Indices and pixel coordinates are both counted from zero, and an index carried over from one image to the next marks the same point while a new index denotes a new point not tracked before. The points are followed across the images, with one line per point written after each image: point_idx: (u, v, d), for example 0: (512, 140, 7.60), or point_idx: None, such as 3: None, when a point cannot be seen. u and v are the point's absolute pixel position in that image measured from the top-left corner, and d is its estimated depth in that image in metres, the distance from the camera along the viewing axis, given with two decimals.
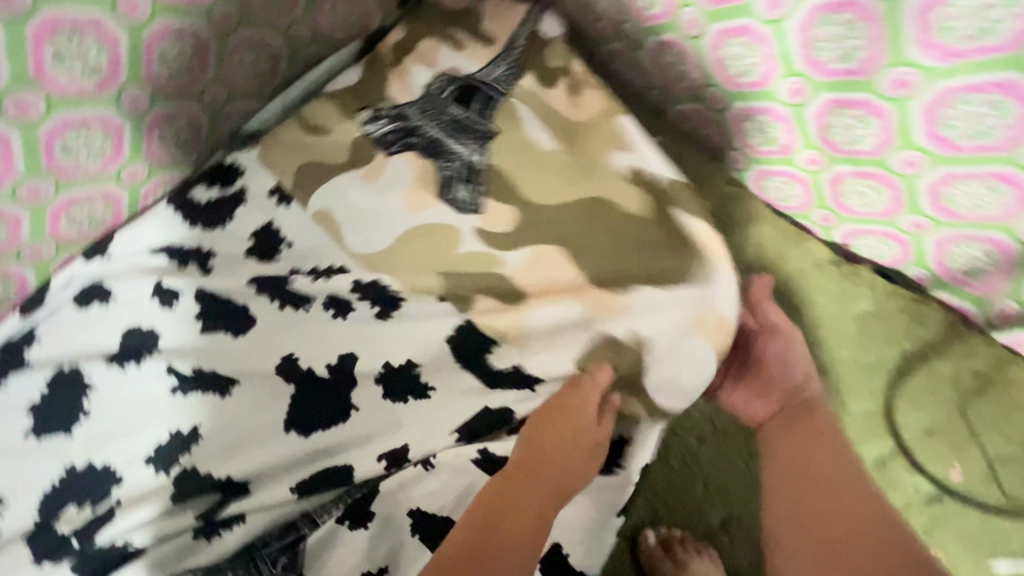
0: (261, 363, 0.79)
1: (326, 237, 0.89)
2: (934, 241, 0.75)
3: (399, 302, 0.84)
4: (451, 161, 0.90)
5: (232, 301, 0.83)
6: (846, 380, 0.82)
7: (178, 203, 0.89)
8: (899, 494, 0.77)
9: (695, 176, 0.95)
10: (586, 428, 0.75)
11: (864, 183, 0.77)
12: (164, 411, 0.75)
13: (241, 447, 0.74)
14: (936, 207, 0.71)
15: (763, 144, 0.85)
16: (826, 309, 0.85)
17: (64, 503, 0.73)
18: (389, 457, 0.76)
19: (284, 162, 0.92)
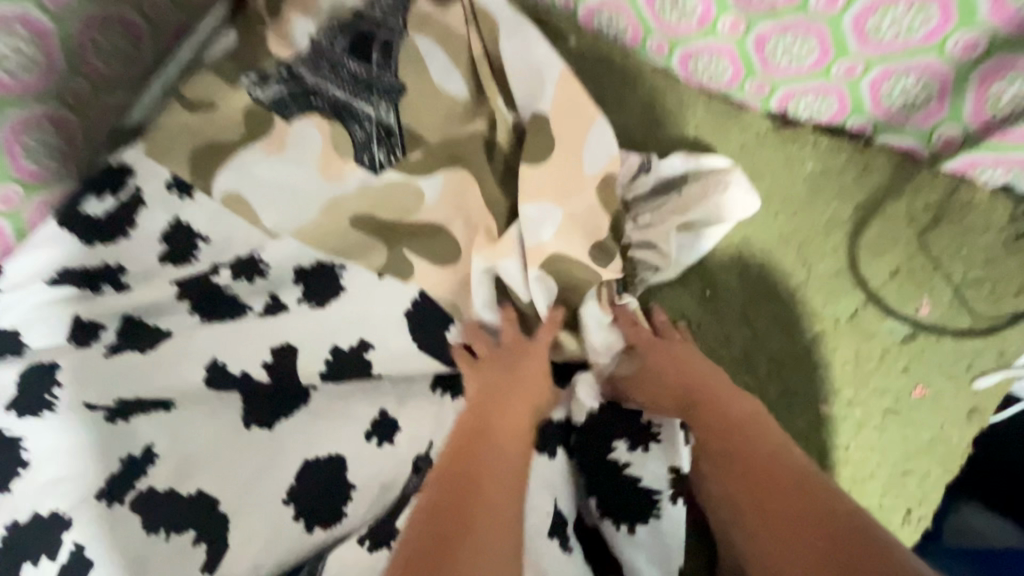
0: (190, 371, 0.73)
1: (239, 220, 0.81)
2: (869, 82, 0.75)
3: (338, 279, 0.77)
4: (362, 123, 0.82)
5: (149, 319, 0.76)
6: (806, 246, 0.79)
7: (66, 219, 0.79)
8: (875, 342, 0.75)
9: (617, 74, 0.90)
10: (531, 367, 0.71)
11: (790, 37, 0.75)
12: (108, 440, 0.71)
13: (200, 459, 0.71)
14: (864, 44, 0.70)
15: (680, 20, 0.80)
16: (776, 183, 0.82)
17: (18, 563, 0.67)
18: (378, 432, 0.72)
19: (175, 149, 0.83)
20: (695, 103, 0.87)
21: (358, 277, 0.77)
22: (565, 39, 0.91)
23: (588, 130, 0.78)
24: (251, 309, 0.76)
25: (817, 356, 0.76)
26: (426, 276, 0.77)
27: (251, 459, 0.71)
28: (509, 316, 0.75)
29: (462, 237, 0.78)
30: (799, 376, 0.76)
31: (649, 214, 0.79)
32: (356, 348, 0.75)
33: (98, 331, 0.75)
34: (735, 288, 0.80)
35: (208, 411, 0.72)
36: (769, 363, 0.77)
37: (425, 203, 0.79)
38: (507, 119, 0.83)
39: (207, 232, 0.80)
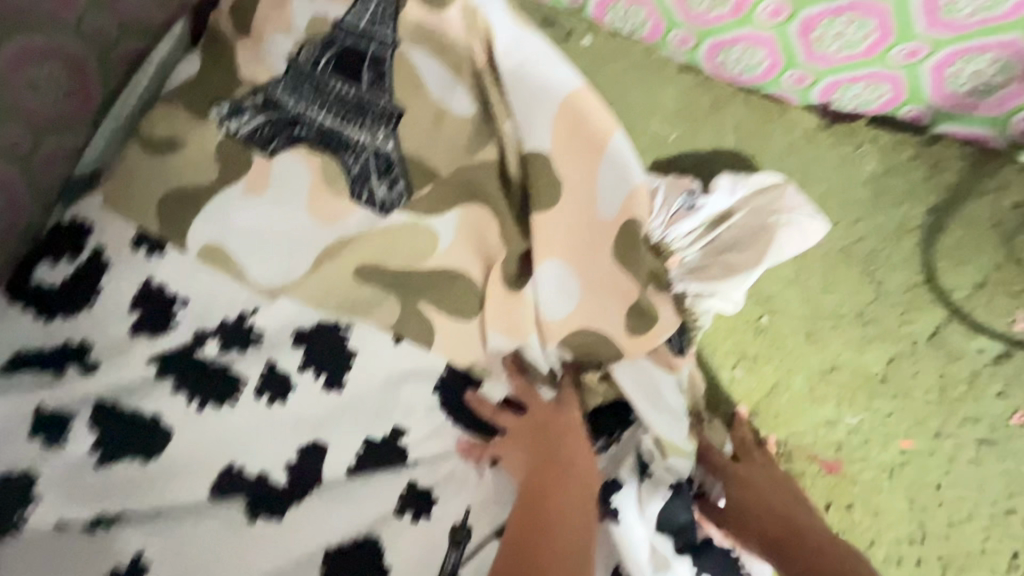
0: (190, 461, 0.63)
1: (223, 276, 0.69)
2: (936, 63, 0.65)
3: (346, 344, 0.67)
4: (357, 154, 0.71)
5: (121, 406, 0.64)
6: (876, 257, 0.70)
7: (21, 292, 0.68)
8: (963, 364, 0.67)
9: (643, 74, 0.79)
10: (568, 452, 0.62)
11: (843, 20, 0.64)
12: (87, 556, 0.58)
13: (206, 565, 0.59)
14: (933, 23, 0.61)
15: (711, 9, 0.69)
16: (830, 189, 0.73)
17: None
18: (410, 504, 0.64)
19: (139, 199, 0.71)
20: (732, 103, 0.77)
21: (371, 338, 0.67)
22: (577, 38, 0.80)
23: (597, 163, 0.68)
24: (246, 382, 0.65)
25: (896, 383, 0.68)
26: (449, 330, 0.67)
27: (259, 564, 0.60)
28: (525, 382, 0.67)
29: (484, 280, 0.68)
30: (881, 408, 0.68)
31: (698, 256, 0.68)
32: (390, 438, 0.66)
33: (67, 425, 0.63)
34: (796, 311, 0.71)
35: (204, 508, 0.62)
36: (839, 398, 0.69)
37: (438, 246, 0.69)
38: (513, 139, 0.70)
39: (185, 294, 0.69)
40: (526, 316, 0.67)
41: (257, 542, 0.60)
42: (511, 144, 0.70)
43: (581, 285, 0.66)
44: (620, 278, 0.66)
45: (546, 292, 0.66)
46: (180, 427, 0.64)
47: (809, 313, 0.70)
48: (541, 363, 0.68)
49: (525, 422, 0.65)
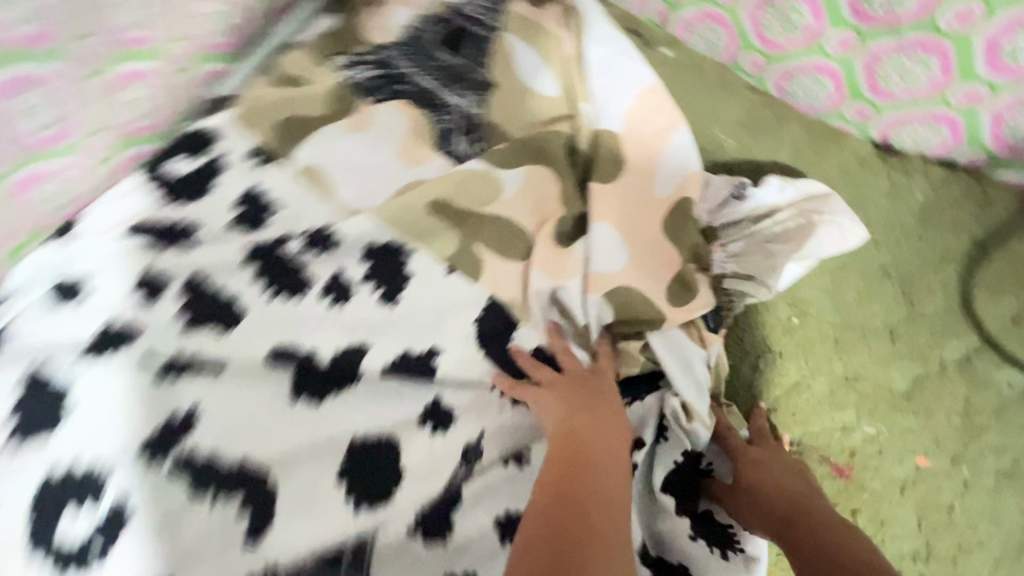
0: (252, 338, 0.70)
1: (317, 195, 0.80)
2: (991, 114, 0.71)
3: (406, 268, 0.75)
4: (448, 114, 0.82)
5: (209, 281, 0.72)
6: (914, 279, 0.73)
7: (151, 173, 0.78)
8: (991, 392, 0.69)
9: (714, 87, 0.86)
10: (603, 410, 0.66)
11: (907, 56, 0.71)
12: (148, 402, 0.64)
13: (252, 428, 0.66)
14: (995, 67, 0.67)
15: (786, 35, 0.77)
16: (880, 213, 0.77)
17: (58, 516, 0.60)
18: (431, 417, 0.70)
19: (262, 119, 0.83)
20: (795, 123, 0.83)
21: (432, 265, 0.75)
22: (660, 48, 0.87)
23: (660, 146, 0.75)
24: (315, 283, 0.74)
25: (921, 401, 0.70)
26: (499, 272, 0.74)
27: (298, 437, 0.66)
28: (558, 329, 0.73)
29: (537, 234, 0.76)
30: (903, 424, 0.69)
31: (742, 244, 0.73)
32: (425, 356, 0.72)
33: (160, 287, 0.71)
34: (828, 318, 0.73)
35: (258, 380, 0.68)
36: (862, 409, 0.70)
37: (502, 197, 0.77)
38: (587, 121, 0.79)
39: (284, 202, 0.79)
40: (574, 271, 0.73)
41: (300, 417, 0.67)
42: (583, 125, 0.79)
43: (629, 251, 0.73)
44: (666, 248, 0.72)
45: (597, 250, 0.72)
46: (254, 309, 0.72)
47: (843, 322, 0.73)
48: (579, 315, 0.73)
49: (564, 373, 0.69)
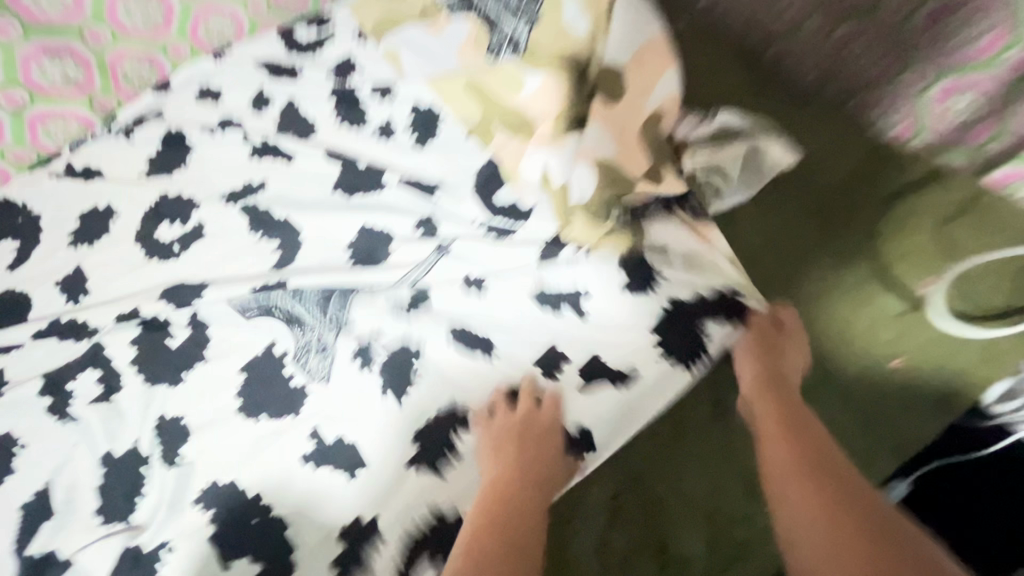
0: (314, 148, 0.97)
1: (391, 70, 1.04)
2: (935, 95, 0.87)
3: (436, 127, 0.99)
4: (501, 33, 1.01)
5: (301, 111, 1.01)
6: (830, 211, 0.86)
7: (285, 35, 1.09)
8: (869, 310, 0.80)
9: (710, 49, 1.03)
10: (548, 432, 0.73)
11: (866, 40, 0.89)
12: (243, 167, 0.96)
13: (301, 207, 0.92)
14: (931, 52, 0.84)
15: (776, 19, 0.97)
16: (832, 158, 0.91)
17: (161, 220, 0.93)
18: (423, 226, 0.91)
19: (368, 13, 1.09)
20: (772, 88, 0.99)
21: (455, 130, 0.99)
22: None
23: (665, 60, 0.91)
24: (368, 124, 1.00)
25: (813, 312, 0.81)
26: (503, 144, 0.96)
27: (328, 218, 0.90)
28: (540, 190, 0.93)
29: (537, 114, 0.95)
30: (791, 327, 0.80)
31: (706, 148, 0.88)
32: (429, 187, 0.95)
33: (265, 102, 1.02)
34: (746, 232, 0.87)
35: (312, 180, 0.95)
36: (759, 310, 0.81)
37: (521, 92, 0.96)
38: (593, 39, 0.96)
39: (364, 67, 1.05)
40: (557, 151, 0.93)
41: (332, 208, 0.92)
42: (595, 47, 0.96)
43: (614, 137, 0.90)
44: (642, 139, 0.89)
45: (583, 139, 0.91)
46: (323, 133, 1.00)
47: (754, 233, 0.87)
48: (557, 175, 0.91)
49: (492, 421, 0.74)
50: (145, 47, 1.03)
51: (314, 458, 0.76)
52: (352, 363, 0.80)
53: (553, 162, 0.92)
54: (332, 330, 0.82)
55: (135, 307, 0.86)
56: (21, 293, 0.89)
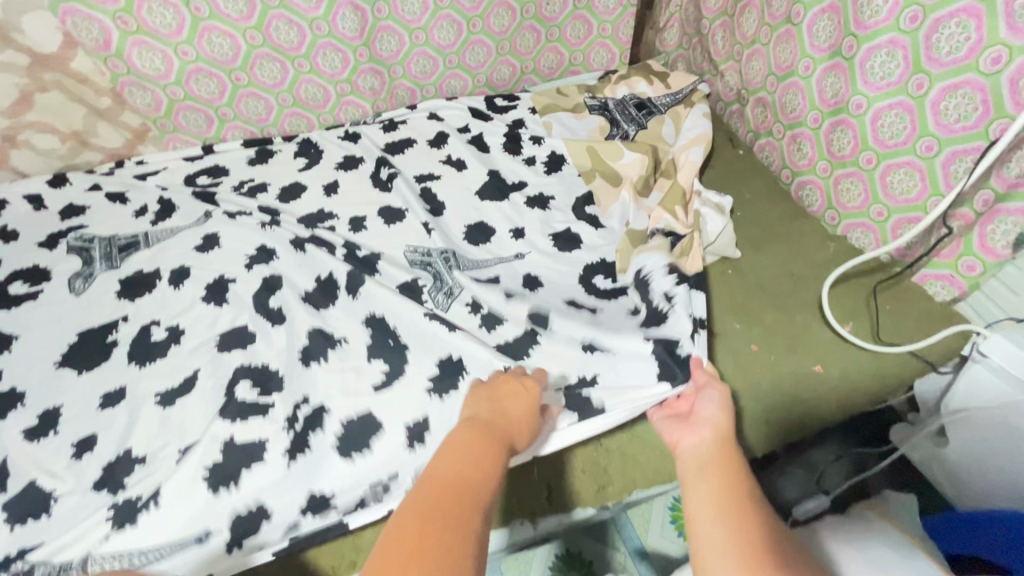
0: (487, 160, 1.57)
1: (545, 132, 1.66)
2: (891, 224, 1.24)
3: (562, 166, 1.55)
4: (619, 130, 1.64)
5: (484, 138, 1.64)
6: (807, 280, 1.28)
7: (488, 98, 1.76)
8: (811, 337, 1.17)
9: (759, 172, 1.55)
10: (520, 416, 0.86)
11: (850, 182, 1.31)
12: (439, 159, 1.57)
13: (466, 189, 1.49)
14: (886, 195, 1.23)
15: (800, 159, 1.43)
16: (809, 247, 1.35)
17: (381, 165, 1.54)
18: (534, 204, 1.45)
19: (542, 100, 1.75)
20: (792, 204, 1.46)
21: (574, 171, 1.54)
22: (738, 150, 1.62)
23: (688, 153, 1.48)
24: (522, 154, 1.59)
25: (778, 329, 1.19)
26: (598, 185, 1.48)
27: (481, 205, 1.45)
28: (612, 213, 1.42)
29: (627, 174, 1.50)
30: (760, 331, 1.19)
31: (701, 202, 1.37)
32: (540, 198, 1.46)
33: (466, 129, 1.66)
34: (744, 272, 1.31)
35: (478, 175, 1.52)
36: (739, 318, 1.22)
37: (621, 159, 1.52)
38: (681, 145, 1.52)
39: (530, 126, 1.68)
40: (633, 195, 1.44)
41: (482, 195, 1.47)
42: (670, 152, 1.54)
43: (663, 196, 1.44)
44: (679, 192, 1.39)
45: (650, 197, 1.45)
46: (493, 152, 1.60)
47: (754, 278, 1.30)
48: (627, 209, 1.42)
49: (490, 381, 0.94)
50: (414, 83, 1.70)
51: (431, 315, 1.19)
52: (464, 307, 1.24)
53: (627, 200, 1.43)
54: (443, 261, 1.31)
55: (363, 215, 1.42)
56: (302, 183, 1.51)
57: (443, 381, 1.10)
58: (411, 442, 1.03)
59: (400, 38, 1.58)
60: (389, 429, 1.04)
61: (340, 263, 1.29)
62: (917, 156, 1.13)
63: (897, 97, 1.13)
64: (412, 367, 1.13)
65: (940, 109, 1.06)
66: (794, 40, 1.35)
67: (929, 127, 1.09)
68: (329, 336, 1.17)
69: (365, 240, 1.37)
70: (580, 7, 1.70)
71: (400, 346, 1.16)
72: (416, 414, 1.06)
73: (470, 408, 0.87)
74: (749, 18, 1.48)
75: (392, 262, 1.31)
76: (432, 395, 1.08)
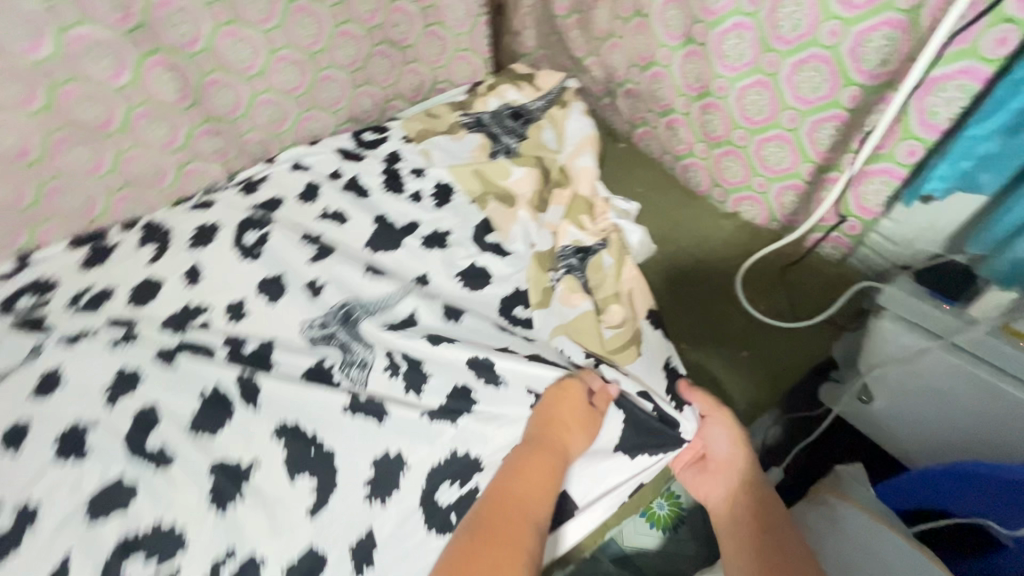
0: (369, 205, 1.43)
1: (424, 161, 1.55)
2: (774, 195, 1.29)
3: (451, 196, 1.45)
4: (500, 145, 1.58)
5: (361, 181, 1.49)
6: (712, 264, 1.31)
7: (354, 136, 1.61)
8: (732, 323, 1.19)
9: (643, 162, 1.56)
10: (576, 426, 0.99)
11: (728, 160, 1.34)
12: (314, 214, 1.40)
13: (352, 242, 1.35)
14: (763, 167, 1.27)
15: (678, 144, 1.45)
16: (706, 229, 1.39)
17: (248, 232, 1.34)
18: (432, 243, 1.35)
19: (414, 127, 1.63)
20: (680, 189, 1.49)
21: (466, 198, 1.45)
22: (618, 143, 1.63)
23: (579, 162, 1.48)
24: (405, 191, 1.47)
25: (702, 323, 1.21)
26: (492, 210, 1.41)
27: (373, 258, 1.32)
28: (514, 236, 1.35)
29: (519, 190, 1.44)
30: (688, 330, 1.21)
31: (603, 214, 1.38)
32: (438, 235, 1.36)
33: (338, 174, 1.51)
34: (660, 272, 1.32)
35: (363, 224, 1.38)
36: (667, 320, 1.22)
37: (509, 177, 1.46)
38: (566, 159, 1.51)
39: (406, 157, 1.56)
40: (529, 214, 1.38)
41: (372, 249, 1.34)
42: (554, 162, 1.50)
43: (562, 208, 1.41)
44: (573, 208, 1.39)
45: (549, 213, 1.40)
46: (374, 194, 1.46)
47: (665, 277, 1.31)
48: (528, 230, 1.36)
49: (557, 385, 1.04)
50: (266, 134, 1.50)
51: (351, 408, 1.06)
52: (384, 373, 1.10)
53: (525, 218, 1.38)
54: (346, 330, 1.17)
55: (240, 298, 1.23)
56: (154, 277, 1.28)
57: (383, 480, 1.01)
58: (358, 564, 0.96)
59: (237, 89, 1.38)
60: (333, 558, 0.96)
61: (225, 370, 1.10)
62: (785, 129, 1.18)
63: (756, 75, 1.16)
64: (345, 473, 1.01)
65: (795, 83, 1.10)
66: (648, 31, 1.35)
67: (789, 101, 1.13)
68: (235, 465, 1.01)
69: (249, 331, 1.19)
70: (430, 23, 1.60)
71: (326, 453, 1.03)
72: (356, 531, 0.98)
73: (538, 423, 0.99)
74: (600, 13, 1.47)
75: (288, 348, 1.14)
76: (373, 501, 1.00)
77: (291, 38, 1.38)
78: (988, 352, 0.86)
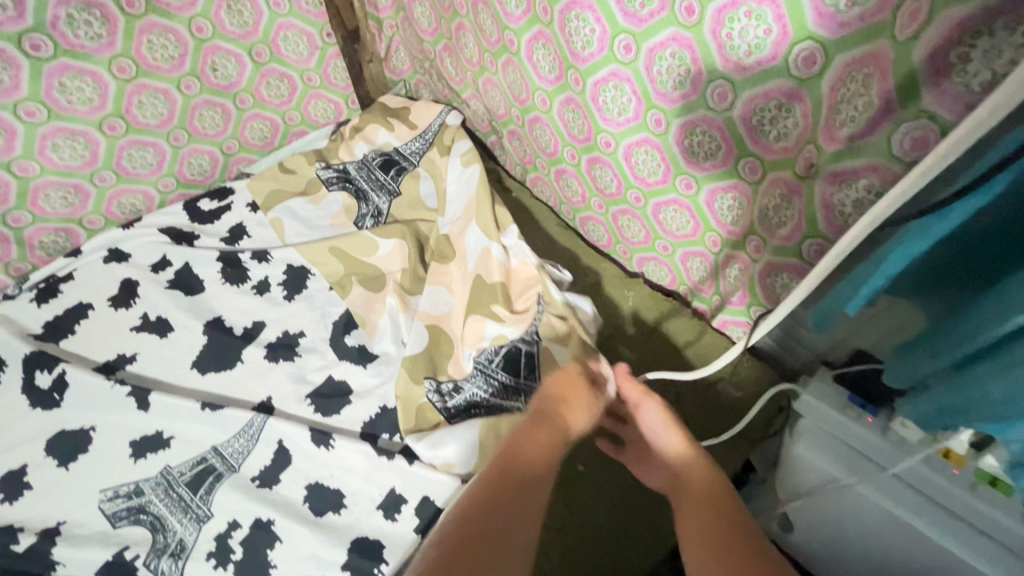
0: (202, 307, 1.15)
1: (274, 236, 1.27)
2: (679, 259, 1.09)
3: (303, 286, 1.19)
4: (369, 206, 1.31)
5: (192, 272, 1.19)
6: (615, 349, 1.15)
7: (187, 207, 1.30)
8: None
9: (540, 216, 1.34)
10: (586, 392, 0.74)
11: (627, 220, 1.13)
12: (129, 331, 1.12)
13: (179, 364, 1.08)
14: (665, 230, 1.06)
15: (572, 196, 1.24)
16: (607, 303, 1.20)
17: (36, 368, 1.04)
18: (280, 354, 1.09)
19: (261, 188, 1.33)
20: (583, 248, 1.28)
21: (322, 284, 1.19)
22: (510, 191, 1.40)
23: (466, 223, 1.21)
24: (248, 280, 1.19)
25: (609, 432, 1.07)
26: (354, 300, 1.15)
27: (207, 386, 1.06)
28: (379, 339, 1.11)
29: (388, 270, 1.20)
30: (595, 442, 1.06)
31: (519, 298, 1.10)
32: (289, 339, 1.12)
33: (164, 266, 1.20)
34: None
35: (194, 337, 1.11)
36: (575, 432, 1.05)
37: (377, 252, 1.21)
38: (447, 225, 1.25)
39: (252, 232, 1.27)
40: (398, 305, 1.13)
41: (203, 375, 1.07)
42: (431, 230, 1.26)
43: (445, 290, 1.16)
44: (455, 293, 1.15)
45: (428, 299, 1.14)
46: (206, 290, 1.18)
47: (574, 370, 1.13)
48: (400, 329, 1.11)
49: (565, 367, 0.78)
50: (61, 223, 1.19)
51: None
52: (207, 562, 0.89)
53: (394, 307, 1.13)
54: (163, 498, 0.93)
55: (22, 464, 0.96)
56: None
57: None
58: None
59: None
60: None
61: None
62: (680, 194, 0.98)
63: (640, 135, 0.95)
64: None
65: (686, 147, 0.90)
66: (519, 70, 1.11)
67: (682, 164, 0.93)
68: None
69: (35, 513, 0.92)
70: (265, 61, 1.28)
71: None
72: None
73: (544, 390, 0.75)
74: (468, 43, 1.21)
75: (79, 539, 0.89)
76: None
77: (59, 107, 1.07)
78: (922, 485, 0.73)
